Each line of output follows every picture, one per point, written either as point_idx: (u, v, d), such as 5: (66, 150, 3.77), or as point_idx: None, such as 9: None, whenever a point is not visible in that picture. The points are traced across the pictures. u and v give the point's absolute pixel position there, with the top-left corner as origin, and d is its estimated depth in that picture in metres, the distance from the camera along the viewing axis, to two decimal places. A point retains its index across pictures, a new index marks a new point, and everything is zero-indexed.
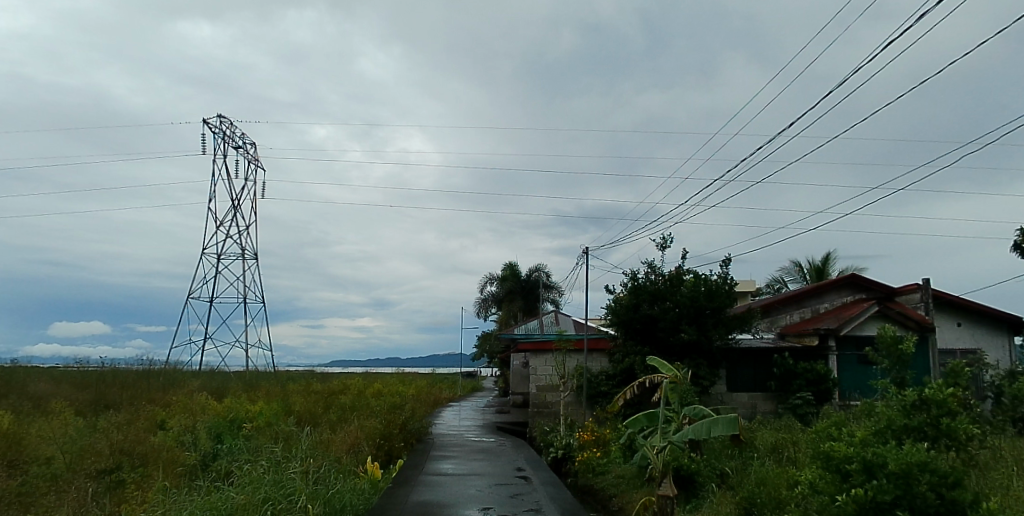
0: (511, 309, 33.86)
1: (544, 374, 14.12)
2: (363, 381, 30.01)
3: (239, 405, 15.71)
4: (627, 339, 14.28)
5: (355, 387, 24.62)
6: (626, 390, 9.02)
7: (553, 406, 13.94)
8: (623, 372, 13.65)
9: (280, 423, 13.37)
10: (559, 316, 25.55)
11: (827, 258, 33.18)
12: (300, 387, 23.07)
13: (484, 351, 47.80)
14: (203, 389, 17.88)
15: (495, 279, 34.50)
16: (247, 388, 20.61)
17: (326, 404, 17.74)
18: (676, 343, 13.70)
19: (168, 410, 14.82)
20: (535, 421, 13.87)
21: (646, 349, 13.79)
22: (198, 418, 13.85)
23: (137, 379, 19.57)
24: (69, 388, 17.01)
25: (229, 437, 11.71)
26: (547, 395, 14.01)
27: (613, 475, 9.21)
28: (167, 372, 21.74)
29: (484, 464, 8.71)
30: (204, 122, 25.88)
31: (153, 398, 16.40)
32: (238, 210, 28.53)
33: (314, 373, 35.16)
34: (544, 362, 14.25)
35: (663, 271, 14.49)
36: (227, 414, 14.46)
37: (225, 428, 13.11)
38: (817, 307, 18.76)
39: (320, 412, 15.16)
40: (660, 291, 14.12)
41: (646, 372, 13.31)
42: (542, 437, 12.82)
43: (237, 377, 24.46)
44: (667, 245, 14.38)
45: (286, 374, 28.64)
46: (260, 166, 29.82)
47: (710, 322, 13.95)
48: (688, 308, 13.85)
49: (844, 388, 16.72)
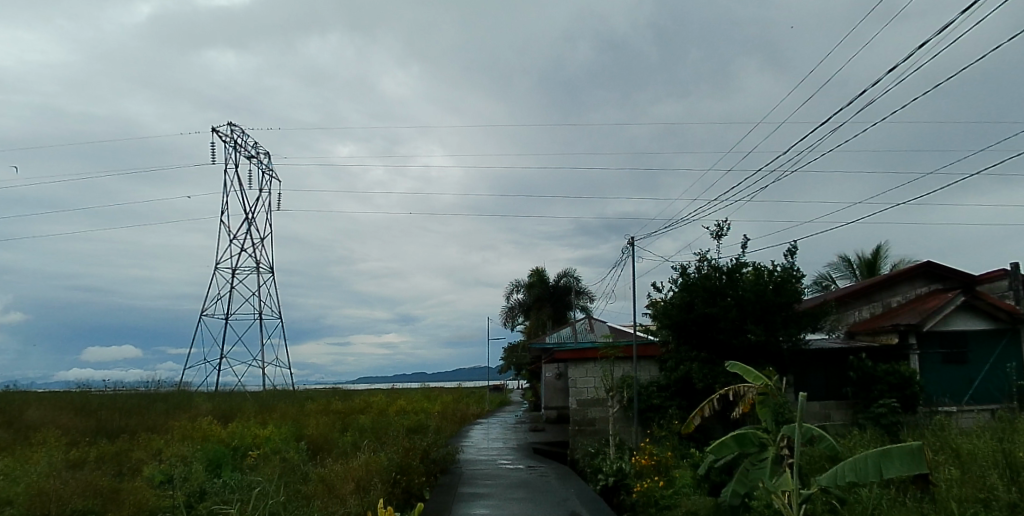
0: (540, 317, 31.99)
1: (586, 387, 12.06)
2: (387, 398, 28.44)
3: (246, 430, 14.17)
4: (680, 343, 12.37)
5: (377, 405, 23.02)
6: (703, 404, 7.01)
7: (598, 423, 11.93)
8: (679, 382, 11.80)
9: (285, 452, 11.72)
10: (594, 322, 23.65)
11: (878, 252, 30.68)
12: (318, 407, 21.56)
13: (512, 362, 45.96)
14: (211, 412, 16.42)
15: (522, 286, 32.68)
16: (260, 410, 19.14)
17: (341, 426, 16.11)
18: (740, 346, 11.68)
19: (165, 438, 13.33)
20: (577, 442, 11.89)
21: (703, 354, 11.82)
22: (197, 446, 12.32)
23: (142, 403, 18.20)
24: (65, 414, 15.71)
25: (225, 473, 10.12)
26: (591, 411, 11.99)
27: (685, 512, 7.26)
28: (176, 395, 20.41)
29: (527, 506, 6.84)
30: (212, 131, 24.84)
31: (153, 424, 14.95)
32: (251, 223, 27.40)
33: (335, 390, 33.72)
34: (586, 372, 12.12)
35: (719, 264, 12.52)
36: (229, 441, 12.87)
37: (225, 458, 11.53)
38: (888, 302, 16.50)
39: (333, 436, 13.48)
40: (717, 286, 12.12)
41: (707, 382, 11.36)
42: (587, 461, 10.92)
43: (251, 397, 23.03)
44: (723, 235, 12.41)
45: (305, 393, 27.22)
46: (272, 176, 28.68)
47: (779, 320, 11.89)
48: (752, 305, 11.80)
49: (931, 393, 14.49)
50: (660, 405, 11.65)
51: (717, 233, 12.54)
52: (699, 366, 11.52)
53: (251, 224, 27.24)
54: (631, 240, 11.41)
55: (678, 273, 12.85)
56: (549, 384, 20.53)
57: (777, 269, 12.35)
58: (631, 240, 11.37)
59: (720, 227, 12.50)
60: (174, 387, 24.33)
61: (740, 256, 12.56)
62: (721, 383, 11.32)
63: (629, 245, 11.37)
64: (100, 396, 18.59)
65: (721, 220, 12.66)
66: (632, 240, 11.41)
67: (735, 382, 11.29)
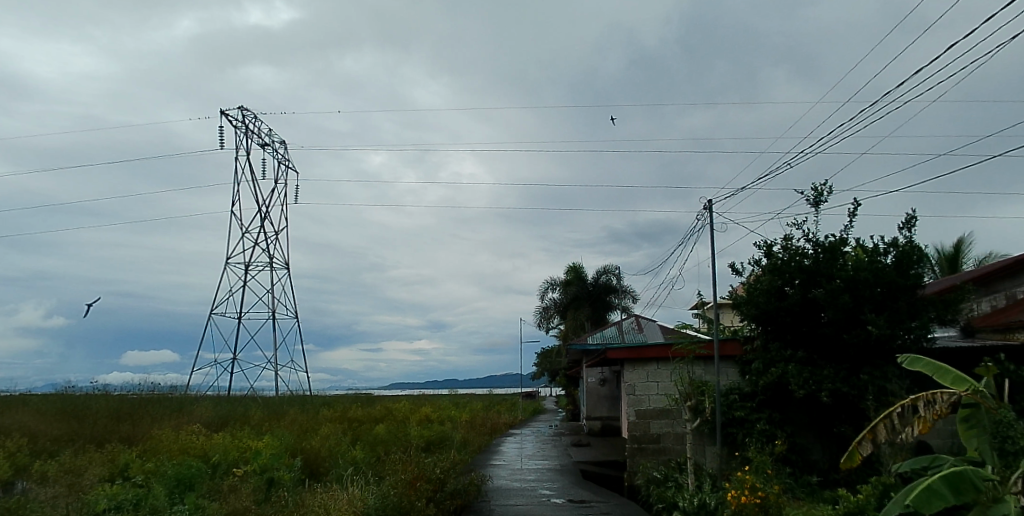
0: (578, 318, 29.33)
1: (648, 395, 9.44)
2: (411, 405, 26.25)
3: (235, 441, 12.04)
4: (768, 340, 9.69)
5: (398, 414, 20.83)
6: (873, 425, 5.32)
7: (663, 441, 9.28)
8: (770, 388, 9.14)
9: (271, 474, 9.45)
10: (642, 322, 21.01)
11: (958, 245, 27.12)
12: (333, 415, 19.47)
13: (545, 368, 43.43)
14: (203, 419, 14.38)
15: (557, 285, 30.13)
16: (265, 417, 17.05)
17: (351, 438, 13.88)
18: (854, 343, 8.88)
19: (139, 452, 11.22)
20: (636, 464, 9.25)
21: (801, 354, 9.16)
22: (170, 462, 10.25)
23: (136, 408, 16.39)
24: (39, 419, 13.78)
25: (181, 504, 7.96)
26: (655, 425, 9.34)
27: None
28: (177, 400, 18.59)
29: None
30: (223, 115, 23.25)
31: (133, 435, 12.96)
32: (267, 216, 25.69)
33: (359, 396, 31.79)
34: (648, 376, 9.50)
35: (816, 238, 9.80)
36: (211, 458, 10.68)
37: (198, 479, 9.39)
38: (1013, 293, 13.33)
39: (335, 451, 11.20)
40: (817, 267, 9.40)
41: (809, 389, 8.75)
42: (653, 490, 8.36)
43: (260, 403, 20.95)
44: (823, 203, 9.76)
45: (322, 399, 25.27)
46: (289, 167, 26.93)
47: (903, 309, 9.03)
48: (869, 288, 9.00)
49: None
50: (745, 418, 9.06)
51: (815, 200, 9.87)
52: (797, 369, 8.88)
53: (266, 217, 25.51)
54: (708, 204, 8.78)
55: (763, 252, 10.19)
56: (591, 391, 17.98)
57: (896, 244, 9.59)
58: (707, 205, 8.74)
59: (819, 193, 9.87)
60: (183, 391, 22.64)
61: (845, 230, 9.84)
62: (827, 390, 8.67)
63: (705, 209, 8.74)
64: (91, 398, 16.73)
65: (818, 183, 9.99)
66: (709, 203, 8.78)
67: (845, 390, 8.64)
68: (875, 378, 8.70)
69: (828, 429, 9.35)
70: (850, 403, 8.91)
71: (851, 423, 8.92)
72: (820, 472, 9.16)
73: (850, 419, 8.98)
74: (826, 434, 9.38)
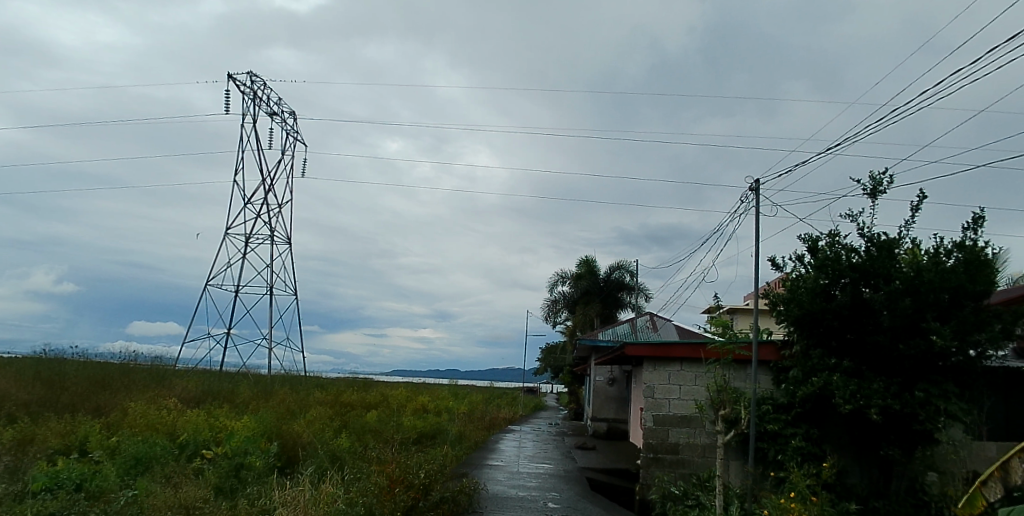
0: (588, 314, 28.17)
1: (668, 399, 8.32)
2: (409, 393, 25.31)
3: (212, 420, 11.09)
4: (810, 345, 8.54)
5: (394, 401, 19.90)
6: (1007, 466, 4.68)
7: (685, 453, 8.16)
8: (810, 400, 8.01)
9: (241, 459, 8.48)
10: (658, 321, 19.90)
11: None
12: (327, 398, 18.57)
13: (549, 364, 42.44)
14: (183, 394, 13.46)
15: (568, 278, 29.00)
16: (253, 396, 16.19)
17: (339, 425, 12.92)
18: (911, 354, 7.68)
19: (103, 426, 10.27)
20: (651, 476, 8.14)
21: (847, 364, 8.00)
22: (133, 438, 9.29)
23: (117, 376, 15.52)
24: (8, 379, 12.91)
25: (125, 489, 6.96)
26: (675, 434, 8.23)
27: None
28: (163, 372, 17.74)
29: None
30: (232, 78, 22.47)
31: (105, 405, 12.07)
32: (272, 188, 24.95)
33: (357, 380, 30.98)
34: (670, 378, 8.37)
35: (872, 233, 8.59)
36: (178, 437, 9.72)
37: (158, 460, 8.40)
38: None
39: (318, 438, 10.21)
40: (872, 265, 8.20)
41: (855, 404, 7.55)
42: (671, 508, 7.25)
43: (249, 380, 20.04)
44: (882, 193, 8.56)
45: (317, 380, 24.42)
46: (298, 138, 26.18)
47: (971, 319, 7.74)
48: (933, 293, 7.74)
49: None
50: (778, 432, 7.97)
51: (873, 189, 8.67)
52: (843, 380, 7.71)
53: (271, 188, 24.71)
54: (754, 185, 7.65)
55: (808, 247, 8.99)
56: (599, 391, 16.88)
57: (964, 243, 8.34)
58: (753, 185, 7.60)
59: (877, 182, 8.67)
60: (173, 363, 21.85)
61: (905, 226, 8.62)
62: (877, 407, 7.46)
63: (751, 190, 7.62)
64: (70, 363, 15.86)
65: (878, 171, 8.78)
66: (756, 184, 7.65)
67: (898, 408, 7.47)
68: (932, 396, 7.54)
69: (871, 451, 8.25)
70: (902, 423, 7.74)
71: (900, 446, 7.82)
72: (858, 499, 8.09)
73: (899, 441, 7.88)
74: (867, 455, 8.34)
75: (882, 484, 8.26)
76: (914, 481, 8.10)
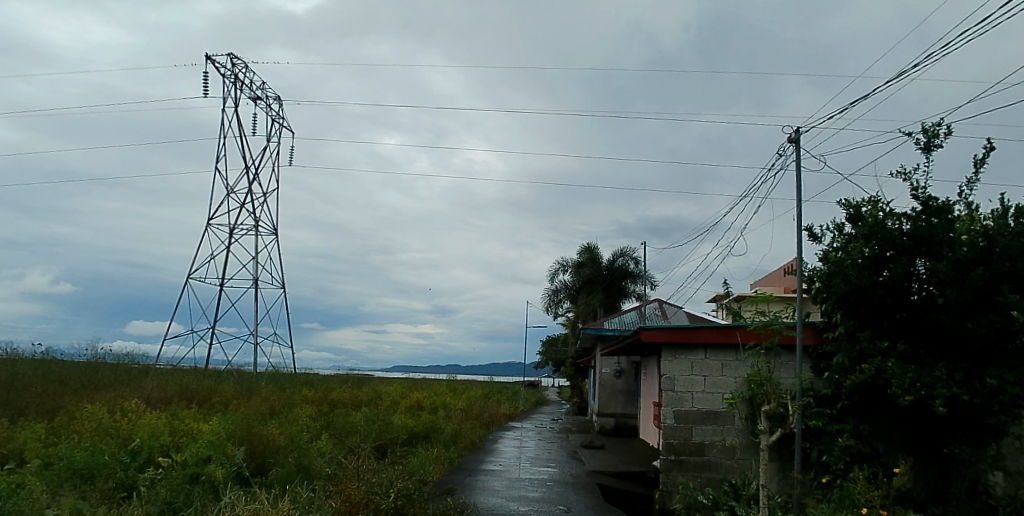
0: (590, 303, 26.97)
1: (692, 392, 7.14)
2: (404, 389, 24.15)
3: (177, 422, 9.93)
4: (856, 327, 7.36)
5: (388, 399, 18.76)
6: None
7: (712, 456, 7.01)
8: (861, 392, 6.82)
9: (198, 469, 7.32)
10: (666, 307, 18.77)
11: None
12: (314, 396, 17.38)
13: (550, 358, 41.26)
14: (151, 395, 12.28)
15: (569, 266, 27.81)
16: (232, 395, 15.01)
17: (322, 426, 11.75)
18: (981, 335, 6.45)
19: (50, 432, 9.07)
20: (674, 483, 6.99)
21: (902, 347, 6.76)
22: (77, 446, 8.10)
23: (83, 376, 14.30)
24: None
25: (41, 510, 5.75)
26: (701, 433, 7.05)
27: None
28: (137, 371, 16.53)
29: None
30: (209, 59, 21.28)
31: (60, 408, 10.88)
32: (257, 177, 23.84)
33: (351, 377, 29.85)
34: (693, 368, 7.18)
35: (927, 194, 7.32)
36: (132, 443, 8.53)
37: (100, 471, 7.20)
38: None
39: (292, 442, 9.04)
40: (929, 232, 6.94)
41: (917, 396, 6.29)
42: None
43: (234, 378, 18.86)
44: (937, 146, 7.31)
45: (307, 378, 23.24)
46: (284, 124, 24.99)
47: None
48: (1007, 262, 6.47)
49: None
50: (823, 429, 6.92)
51: (925, 143, 7.43)
52: (900, 367, 6.46)
53: (255, 177, 23.52)
54: (793, 136, 6.42)
55: (849, 214, 7.74)
56: (605, 384, 15.76)
57: None
58: (793, 135, 6.38)
59: (932, 135, 7.40)
60: (152, 360, 20.69)
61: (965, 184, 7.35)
62: (942, 398, 6.19)
63: (790, 141, 6.39)
64: (32, 362, 14.65)
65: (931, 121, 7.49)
66: (795, 135, 6.42)
67: (968, 399, 6.22)
68: (1008, 383, 6.31)
69: (933, 448, 7.13)
70: (971, 415, 6.53)
71: (967, 443, 6.63)
72: (916, 505, 6.80)
73: (965, 438, 6.69)
74: (925, 451, 7.20)
75: (940, 487, 7.07)
76: (975, 482, 6.95)
